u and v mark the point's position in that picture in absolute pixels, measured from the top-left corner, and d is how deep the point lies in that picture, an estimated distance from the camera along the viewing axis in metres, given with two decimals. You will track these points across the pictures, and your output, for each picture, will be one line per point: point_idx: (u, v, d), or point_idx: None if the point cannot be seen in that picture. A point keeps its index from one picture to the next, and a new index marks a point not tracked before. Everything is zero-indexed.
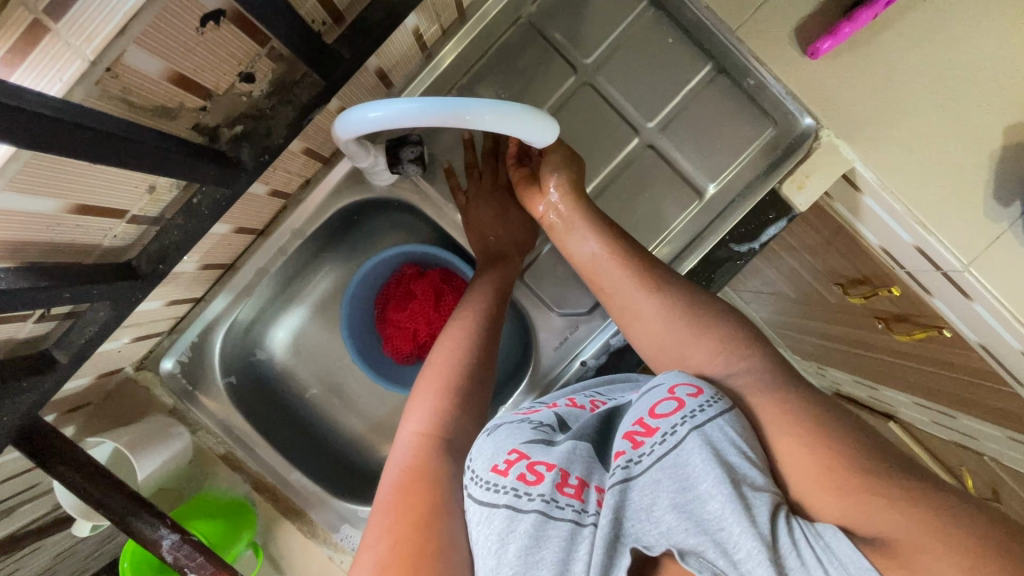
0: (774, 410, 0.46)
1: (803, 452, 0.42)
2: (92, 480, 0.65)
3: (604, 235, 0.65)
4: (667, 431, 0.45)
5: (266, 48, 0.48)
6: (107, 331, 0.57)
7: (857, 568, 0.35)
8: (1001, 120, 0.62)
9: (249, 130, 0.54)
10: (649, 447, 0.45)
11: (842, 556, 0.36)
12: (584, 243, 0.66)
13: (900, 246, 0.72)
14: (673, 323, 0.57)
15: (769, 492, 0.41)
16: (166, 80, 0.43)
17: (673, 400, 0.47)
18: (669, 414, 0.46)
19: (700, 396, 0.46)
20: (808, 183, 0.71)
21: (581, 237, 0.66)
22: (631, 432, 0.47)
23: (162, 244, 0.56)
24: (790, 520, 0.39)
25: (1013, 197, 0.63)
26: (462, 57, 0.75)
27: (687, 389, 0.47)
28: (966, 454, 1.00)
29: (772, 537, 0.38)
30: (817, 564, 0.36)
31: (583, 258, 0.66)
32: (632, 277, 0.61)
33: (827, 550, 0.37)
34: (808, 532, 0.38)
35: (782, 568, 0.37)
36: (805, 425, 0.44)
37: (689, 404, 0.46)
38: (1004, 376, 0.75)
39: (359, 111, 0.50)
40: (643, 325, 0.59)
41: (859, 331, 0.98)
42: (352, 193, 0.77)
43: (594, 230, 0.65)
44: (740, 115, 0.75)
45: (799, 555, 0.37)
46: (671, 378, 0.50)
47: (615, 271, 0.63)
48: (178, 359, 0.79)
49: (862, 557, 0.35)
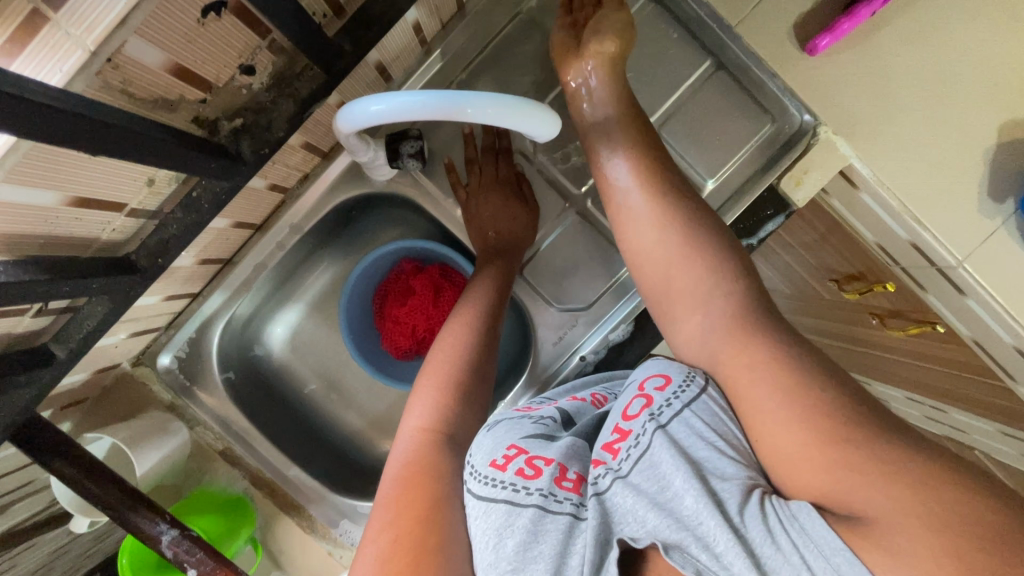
0: (745, 377, 0.44)
1: (784, 420, 0.41)
2: (90, 476, 0.64)
3: (630, 147, 0.61)
4: (638, 433, 0.46)
5: (266, 41, 0.48)
6: (106, 325, 0.57)
7: (832, 550, 0.35)
8: (995, 117, 0.63)
9: (249, 123, 0.53)
10: (625, 449, 0.46)
11: (816, 539, 0.36)
12: (610, 148, 0.63)
13: (895, 242, 0.73)
14: (670, 241, 0.54)
15: (739, 480, 0.41)
16: (166, 71, 0.42)
17: (643, 397, 0.49)
18: (639, 415, 0.48)
19: (667, 389, 0.48)
20: (806, 179, 0.72)
21: (608, 142, 0.63)
22: (610, 442, 0.48)
23: (162, 237, 0.55)
24: (764, 503, 0.39)
25: (1007, 193, 0.64)
26: (461, 51, 0.75)
27: (655, 383, 0.49)
28: (957, 448, 1.01)
29: (745, 528, 0.38)
30: (793, 550, 0.37)
31: (603, 161, 0.63)
32: (650, 187, 0.58)
33: (802, 533, 0.37)
34: (783, 515, 0.38)
35: (760, 561, 0.37)
36: (781, 394, 0.41)
37: (658, 400, 0.47)
38: (995, 370, 0.76)
39: (361, 104, 0.49)
40: (638, 230, 0.57)
41: (853, 327, 0.99)
42: (350, 188, 0.77)
43: (622, 142, 0.62)
44: (738, 111, 0.74)
45: (774, 541, 0.37)
46: (643, 373, 0.52)
47: (633, 185, 0.59)
48: (175, 355, 0.78)
49: (834, 536, 0.36)
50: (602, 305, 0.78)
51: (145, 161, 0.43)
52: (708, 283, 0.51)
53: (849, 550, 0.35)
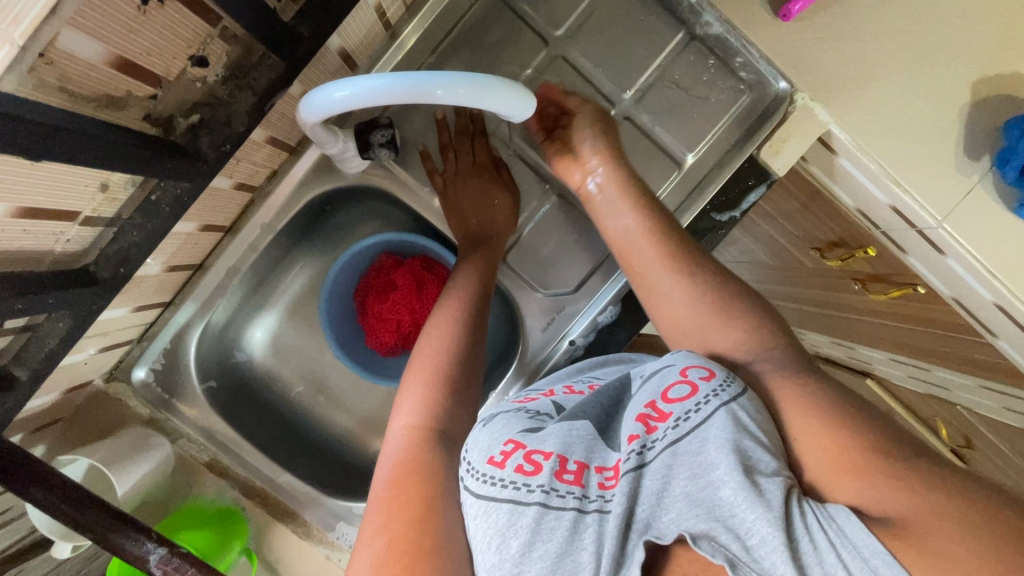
0: (781, 393, 0.46)
1: (820, 435, 0.42)
2: (70, 500, 0.60)
3: (641, 212, 0.64)
4: (680, 416, 0.44)
5: (218, 28, 0.45)
6: (70, 342, 0.54)
7: (872, 552, 0.35)
8: (968, 76, 0.63)
9: (207, 119, 0.50)
10: (663, 432, 0.44)
11: (855, 540, 0.35)
12: (619, 217, 0.65)
13: (875, 206, 0.73)
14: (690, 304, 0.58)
15: (781, 476, 0.40)
16: (107, 65, 0.39)
17: (686, 383, 0.46)
18: (683, 400, 0.45)
19: (714, 380, 0.45)
20: (785, 148, 0.71)
21: (616, 211, 0.66)
22: (643, 415, 0.46)
23: (122, 246, 0.52)
24: (802, 504, 0.38)
25: (983, 150, 0.64)
26: (427, 35, 0.73)
27: (699, 372, 0.46)
28: (941, 407, 1.04)
29: (786, 519, 0.37)
30: (830, 549, 0.36)
31: (616, 231, 0.65)
32: (667, 256, 0.61)
33: (840, 534, 0.36)
34: (821, 516, 0.37)
35: (796, 554, 0.36)
36: (814, 407, 0.44)
37: (702, 389, 0.45)
38: (976, 327, 0.78)
39: (324, 90, 0.47)
40: (668, 303, 0.60)
41: (838, 293, 1.00)
42: (321, 183, 0.74)
43: (631, 205, 0.65)
44: (715, 84, 0.74)
45: (812, 538, 0.36)
46: (682, 359, 0.49)
47: (648, 246, 0.63)
48: (151, 367, 0.75)
49: (875, 540, 0.35)
50: (588, 288, 0.77)
51: (91, 164, 0.40)
52: (696, 314, 0.57)
53: (888, 553, 0.34)
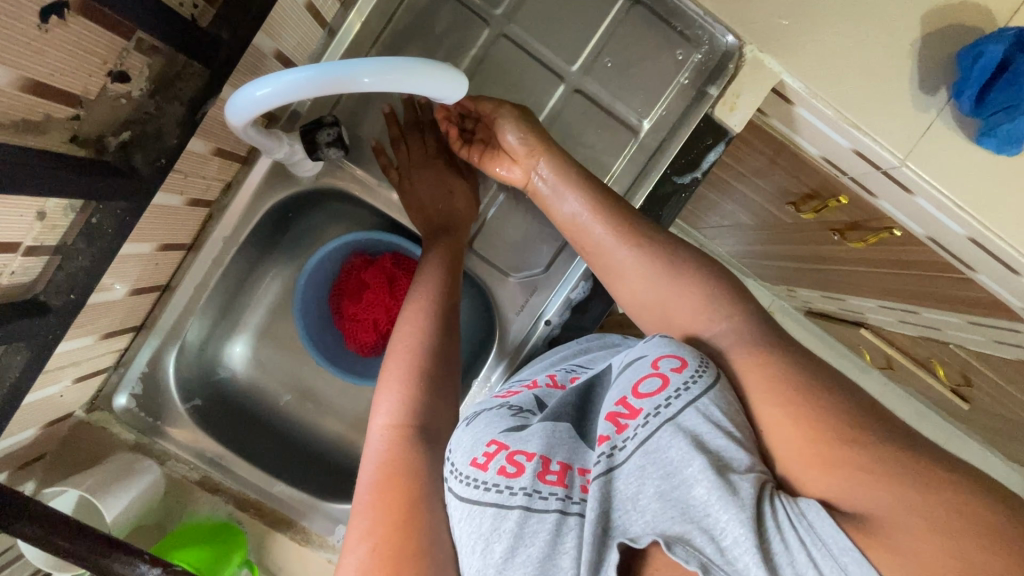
0: (756, 376, 0.45)
1: (787, 424, 0.42)
2: (59, 531, 0.59)
3: (584, 191, 0.62)
4: (651, 412, 0.43)
5: (133, 41, 0.45)
6: (31, 375, 0.53)
7: (841, 549, 0.35)
8: (914, 10, 0.62)
9: (138, 135, 0.49)
10: (634, 430, 0.43)
11: (825, 537, 0.36)
12: (563, 202, 0.64)
13: (840, 152, 0.73)
14: (657, 276, 0.57)
15: (755, 473, 0.40)
16: (19, 91, 0.39)
17: (657, 376, 0.45)
18: (654, 394, 0.44)
19: (685, 371, 0.44)
20: (739, 103, 0.71)
21: (559, 196, 0.64)
22: (614, 414, 0.45)
23: (68, 274, 0.51)
24: (773, 501, 0.38)
25: (938, 84, 0.63)
26: (367, 27, 0.71)
27: (671, 362, 0.45)
28: (936, 347, 1.04)
29: (759, 521, 0.37)
30: (801, 548, 0.36)
31: (564, 216, 0.64)
32: (614, 231, 0.60)
33: (811, 531, 0.36)
34: (792, 512, 0.37)
35: (770, 557, 0.36)
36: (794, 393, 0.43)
37: (673, 381, 0.44)
38: (954, 263, 0.77)
39: (246, 89, 0.46)
40: (631, 278, 0.59)
41: (817, 245, 1.02)
42: (278, 191, 0.74)
43: (571, 187, 0.63)
44: (660, 45, 0.73)
45: (783, 537, 0.37)
46: (655, 348, 0.47)
47: (597, 229, 0.61)
48: (131, 393, 0.76)
49: (844, 537, 0.35)
50: (558, 266, 0.76)
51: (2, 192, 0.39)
52: (666, 282, 0.56)
53: (857, 550, 0.35)
